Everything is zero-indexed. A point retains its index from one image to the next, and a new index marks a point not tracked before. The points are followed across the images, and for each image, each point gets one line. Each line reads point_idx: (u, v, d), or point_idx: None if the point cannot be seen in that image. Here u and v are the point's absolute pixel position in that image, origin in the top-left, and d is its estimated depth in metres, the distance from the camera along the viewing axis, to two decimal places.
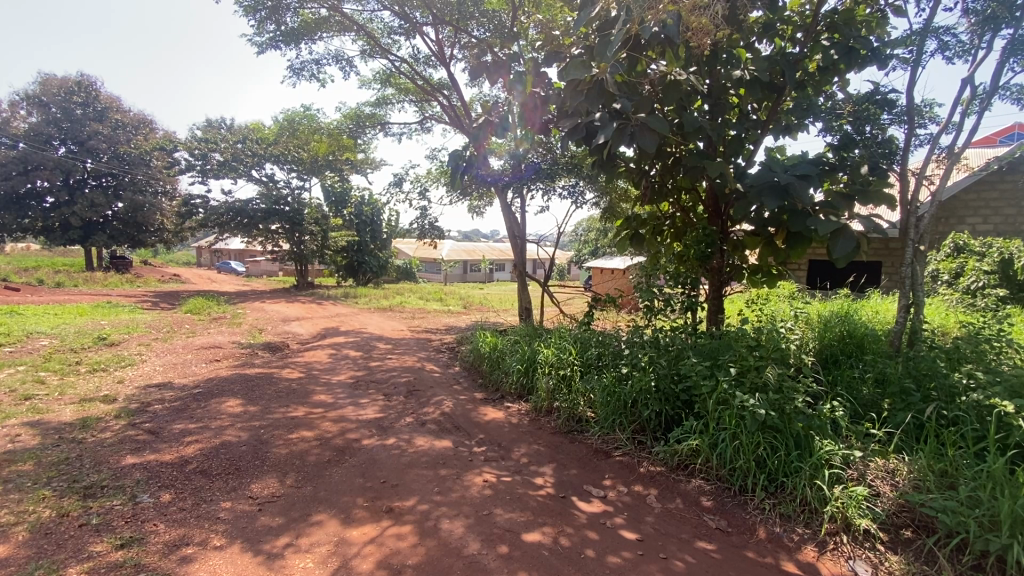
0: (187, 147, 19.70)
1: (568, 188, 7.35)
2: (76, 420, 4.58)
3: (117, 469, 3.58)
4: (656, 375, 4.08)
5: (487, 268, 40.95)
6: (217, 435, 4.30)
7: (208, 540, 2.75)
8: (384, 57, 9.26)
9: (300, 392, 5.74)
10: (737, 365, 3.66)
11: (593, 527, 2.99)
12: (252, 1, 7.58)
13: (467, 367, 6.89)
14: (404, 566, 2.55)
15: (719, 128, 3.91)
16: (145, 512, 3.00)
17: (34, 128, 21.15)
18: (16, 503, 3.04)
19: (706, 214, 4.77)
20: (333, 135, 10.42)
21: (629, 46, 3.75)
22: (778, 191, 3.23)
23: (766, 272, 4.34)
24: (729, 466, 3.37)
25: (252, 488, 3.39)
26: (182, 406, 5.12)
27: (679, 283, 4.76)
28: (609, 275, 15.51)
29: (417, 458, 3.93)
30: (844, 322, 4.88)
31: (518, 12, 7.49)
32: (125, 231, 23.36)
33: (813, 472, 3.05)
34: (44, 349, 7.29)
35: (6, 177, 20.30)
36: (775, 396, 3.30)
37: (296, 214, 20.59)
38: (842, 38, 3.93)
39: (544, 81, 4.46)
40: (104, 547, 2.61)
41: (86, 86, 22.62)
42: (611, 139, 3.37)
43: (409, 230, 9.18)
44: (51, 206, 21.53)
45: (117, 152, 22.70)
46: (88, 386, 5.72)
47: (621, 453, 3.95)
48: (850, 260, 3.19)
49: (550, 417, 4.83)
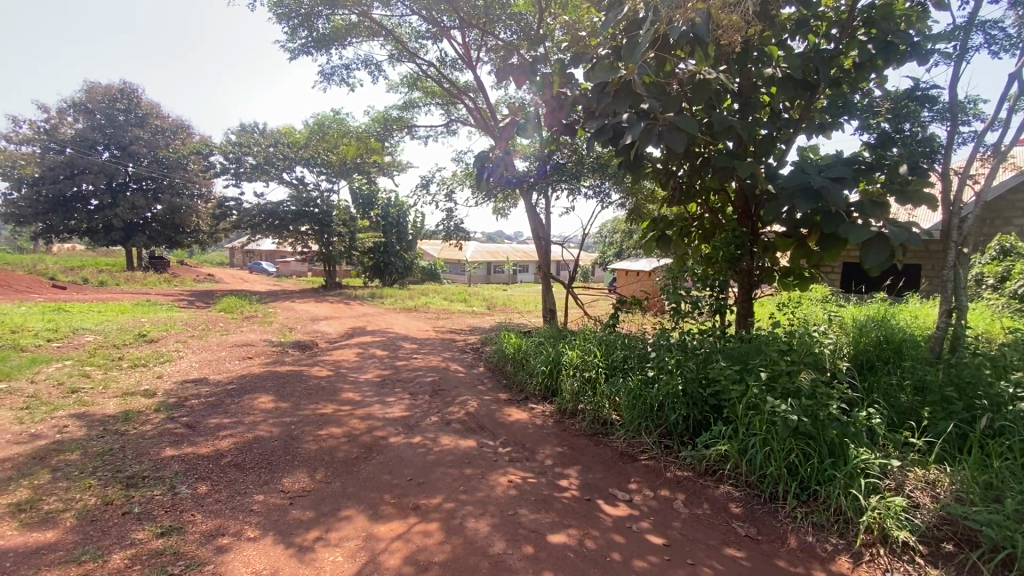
0: (222, 151, 20.36)
1: (593, 188, 7.25)
2: (119, 414, 4.77)
3: (157, 461, 3.73)
4: (683, 378, 4.01)
5: (511, 270, 41.00)
6: (250, 430, 4.43)
7: (242, 531, 2.83)
8: (412, 61, 9.38)
9: (329, 389, 5.86)
10: (769, 369, 3.57)
11: (619, 531, 2.96)
12: (285, 9, 7.79)
13: (491, 367, 6.93)
14: (430, 564, 2.57)
15: (750, 126, 3.84)
16: (183, 503, 3.12)
17: (80, 133, 22.19)
18: (64, 490, 3.20)
19: (735, 214, 4.71)
20: (361, 138, 10.57)
21: (657, 47, 3.71)
22: (810, 194, 3.15)
23: (798, 274, 4.26)
24: (760, 472, 3.30)
25: (283, 482, 3.48)
26: (216, 401, 5.28)
27: (707, 286, 4.65)
28: (634, 276, 15.31)
29: (442, 457, 3.97)
30: (880, 327, 4.72)
31: (545, 13, 7.47)
32: (164, 232, 24.31)
33: (848, 481, 2.96)
34: (89, 345, 7.63)
35: (55, 180, 21.42)
36: (809, 402, 3.22)
37: (325, 215, 21.06)
38: (879, 33, 3.83)
39: (571, 82, 4.36)
40: (146, 535, 2.73)
41: (128, 92, 23.66)
42: (638, 140, 3.35)
43: (436, 231, 9.22)
44: (95, 208, 22.53)
45: (157, 156, 23.63)
46: (129, 381, 5.97)
47: (647, 457, 3.92)
48: (883, 268, 3.01)
49: (574, 419, 4.81)
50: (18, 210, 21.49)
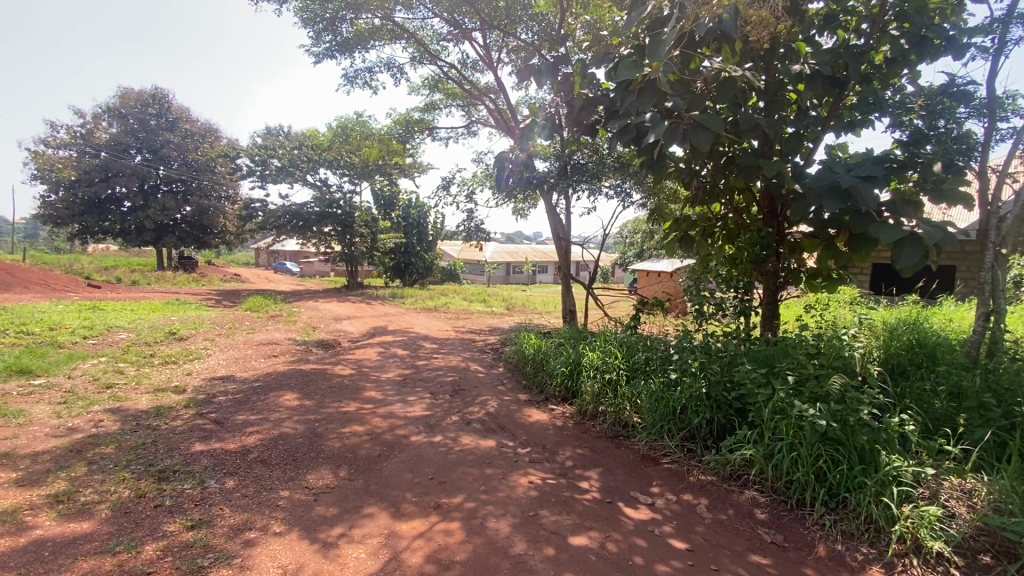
0: (248, 154, 20.82)
1: (614, 188, 7.11)
2: (151, 409, 4.93)
3: (187, 455, 3.84)
4: (707, 382, 3.94)
5: (531, 270, 40.95)
6: (275, 427, 4.52)
7: (268, 526, 2.89)
8: (433, 63, 9.45)
9: (351, 388, 5.95)
10: (796, 373, 3.49)
11: (641, 535, 2.93)
12: (310, 14, 7.94)
13: (511, 367, 6.93)
14: (452, 562, 2.59)
15: (777, 124, 3.77)
16: (211, 497, 3.20)
17: (114, 138, 23.02)
18: (99, 482, 3.31)
19: (760, 215, 4.64)
20: (383, 140, 10.71)
21: (682, 44, 3.66)
22: (839, 194, 3.07)
23: (826, 276, 4.15)
24: (787, 479, 3.23)
25: (308, 478, 3.54)
26: (243, 398, 5.41)
27: (732, 288, 4.53)
28: (655, 277, 15.14)
29: (463, 457, 3.98)
30: (913, 330, 4.57)
31: (566, 13, 7.43)
32: (192, 233, 25.01)
33: (879, 489, 2.87)
34: (122, 342, 7.90)
35: (90, 183, 22.22)
36: (838, 407, 3.14)
37: (347, 216, 21.38)
38: (912, 26, 3.69)
39: (592, 82, 4.33)
40: (177, 527, 2.81)
41: (160, 97, 24.42)
42: (662, 139, 3.31)
43: (456, 232, 9.26)
44: (128, 210, 23.28)
45: (186, 159, 24.32)
46: (161, 377, 6.16)
47: (669, 460, 3.87)
48: (916, 269, 2.91)
49: (595, 421, 4.78)
50: (56, 212, 22.34)
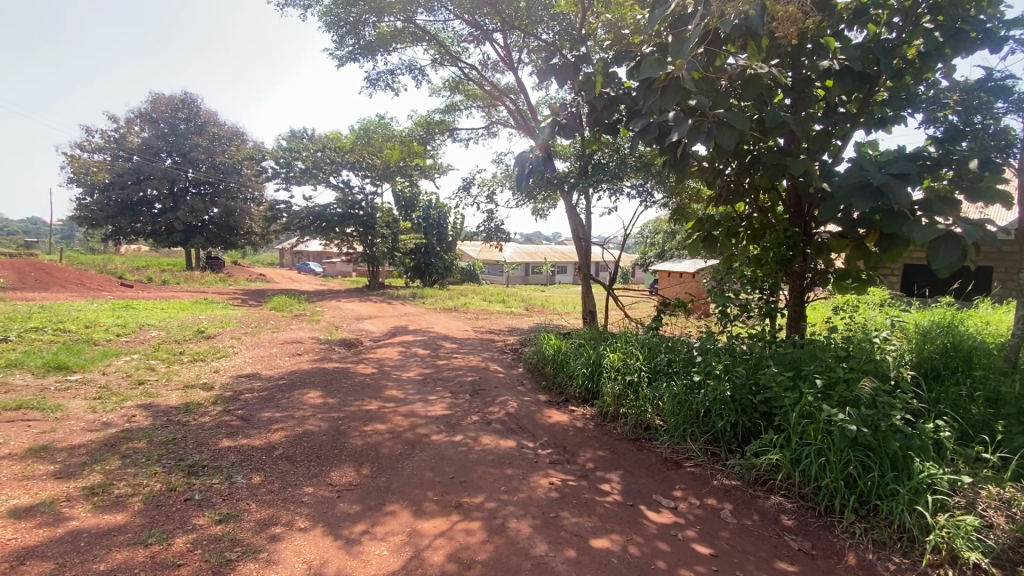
0: (273, 156, 21.24)
1: (636, 187, 6.96)
2: (181, 405, 5.07)
3: (216, 451, 3.93)
4: (732, 384, 3.87)
5: (549, 270, 40.85)
6: (300, 424, 4.60)
7: (293, 521, 2.95)
8: (454, 64, 9.50)
9: (373, 386, 6.02)
10: (825, 377, 3.41)
11: (663, 538, 2.90)
12: (334, 18, 8.07)
13: (530, 367, 6.93)
14: (473, 562, 2.60)
15: (804, 122, 3.70)
16: (239, 492, 3.27)
17: (146, 142, 23.78)
18: (132, 476, 3.42)
19: (787, 214, 4.55)
20: (404, 142, 10.81)
21: (707, 41, 3.61)
22: (870, 192, 2.98)
23: (856, 276, 4.04)
24: (815, 485, 3.15)
25: (331, 475, 3.59)
26: (268, 395, 5.52)
27: (757, 288, 4.40)
28: (676, 278, 14.93)
29: (483, 456, 3.99)
30: (947, 333, 4.41)
31: (587, 13, 7.38)
32: (220, 234, 25.66)
33: (912, 497, 2.78)
34: (153, 340, 8.14)
35: (123, 186, 22.98)
36: (868, 412, 3.05)
37: (369, 217, 21.68)
38: (947, 19, 3.59)
39: (614, 81, 4.29)
40: (206, 521, 2.88)
41: (189, 102, 25.12)
42: (686, 137, 3.26)
43: (477, 233, 9.28)
44: (159, 212, 23.99)
45: (214, 162, 24.95)
46: (190, 374, 6.33)
47: (692, 464, 3.82)
48: (952, 269, 2.81)
49: (616, 423, 4.74)
50: (92, 214, 23.15)
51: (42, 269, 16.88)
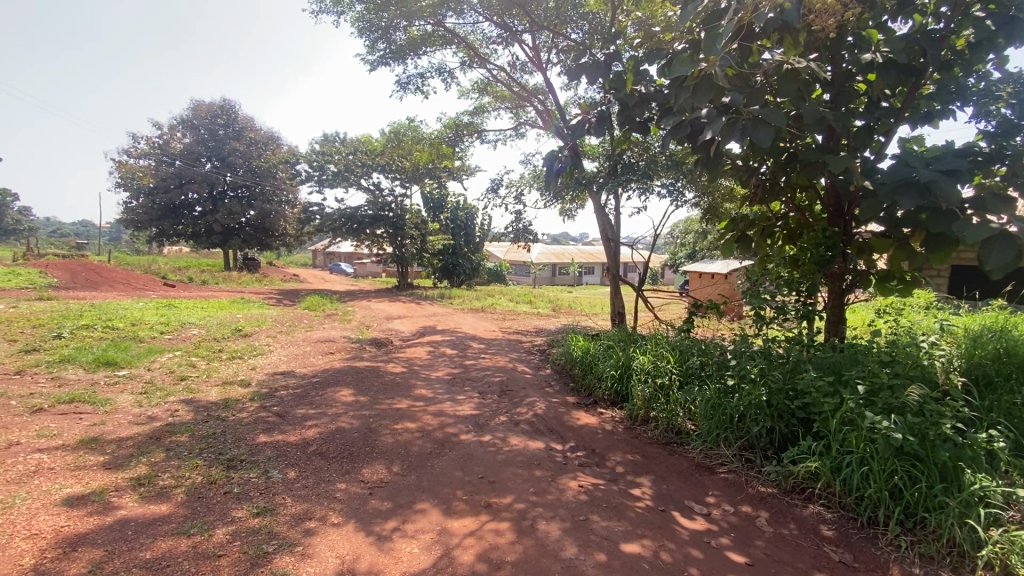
0: (307, 159, 21.80)
1: (666, 187, 6.84)
2: (220, 401, 5.25)
3: (253, 446, 4.06)
4: (768, 389, 3.76)
5: (577, 271, 40.60)
6: (333, 421, 4.71)
7: (327, 517, 3.01)
8: (482, 66, 9.56)
9: (403, 385, 6.11)
10: (868, 383, 3.27)
11: (696, 545, 2.84)
12: (366, 24, 8.24)
13: (558, 368, 6.89)
14: (503, 562, 2.60)
15: (844, 117, 3.55)
16: (275, 486, 3.37)
17: (188, 147, 24.79)
18: (176, 468, 3.56)
19: (825, 213, 4.40)
20: (433, 145, 10.96)
21: (742, 36, 3.52)
22: (916, 190, 2.85)
23: (900, 278, 3.86)
24: (857, 494, 3.03)
25: (363, 472, 3.66)
26: (303, 392, 5.67)
27: (793, 290, 4.24)
28: (707, 279, 14.61)
29: (512, 457, 4.00)
30: (1001, 338, 4.17)
31: (617, 11, 7.30)
32: (256, 236, 26.51)
33: (963, 510, 2.65)
34: (194, 337, 8.47)
35: (167, 190, 24.00)
36: (915, 420, 2.91)
37: (398, 219, 22.03)
38: (1000, 7, 3.40)
39: (645, 79, 4.22)
40: (244, 513, 2.98)
41: (228, 109, 26.05)
42: (719, 135, 3.17)
43: (505, 233, 9.31)
44: (199, 214, 24.93)
45: (251, 166, 25.78)
46: (229, 371, 6.56)
47: (726, 470, 3.73)
48: (1007, 270, 2.66)
49: (646, 427, 4.67)
50: (137, 217, 24.24)
51: (92, 269, 17.77)
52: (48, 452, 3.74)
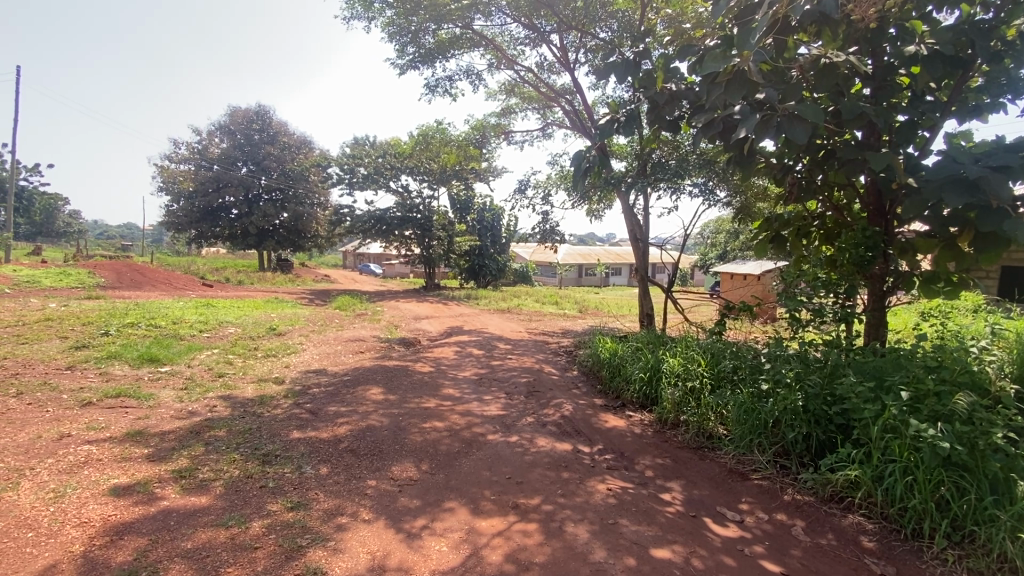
0: (338, 163, 22.24)
1: (697, 186, 6.71)
2: (256, 397, 5.42)
3: (287, 442, 4.16)
4: (804, 394, 3.64)
5: (604, 271, 40.26)
6: (363, 419, 4.79)
7: (358, 513, 3.07)
8: (510, 67, 9.58)
9: (431, 385, 6.17)
10: (912, 389, 3.13)
11: (729, 553, 2.77)
12: (396, 28, 8.36)
13: (585, 370, 6.84)
14: (531, 564, 2.60)
15: (886, 112, 3.42)
16: (308, 481, 3.45)
17: (225, 153, 25.69)
18: (215, 462, 3.69)
19: (865, 213, 4.24)
20: (461, 147, 11.05)
21: (777, 30, 3.44)
22: (965, 187, 2.73)
23: (946, 280, 3.68)
24: (900, 505, 2.91)
25: (393, 470, 3.72)
26: (334, 390, 5.79)
27: (830, 292, 4.09)
28: (738, 281, 14.26)
29: (539, 459, 3.99)
30: None
31: (647, 9, 7.21)
32: (289, 237, 27.25)
33: (1016, 524, 2.52)
34: (231, 335, 8.77)
35: (205, 194, 24.90)
36: (964, 429, 2.78)
37: (426, 220, 22.28)
38: None
39: (676, 77, 4.16)
40: (279, 507, 3.06)
41: (263, 114, 26.87)
42: (753, 132, 3.08)
43: (532, 234, 9.29)
44: (235, 217, 25.76)
45: (284, 169, 26.51)
46: (264, 369, 6.77)
47: (760, 476, 3.63)
48: None
49: (676, 431, 4.59)
50: (178, 220, 25.23)
51: (136, 269, 18.63)
52: (97, 444, 3.93)
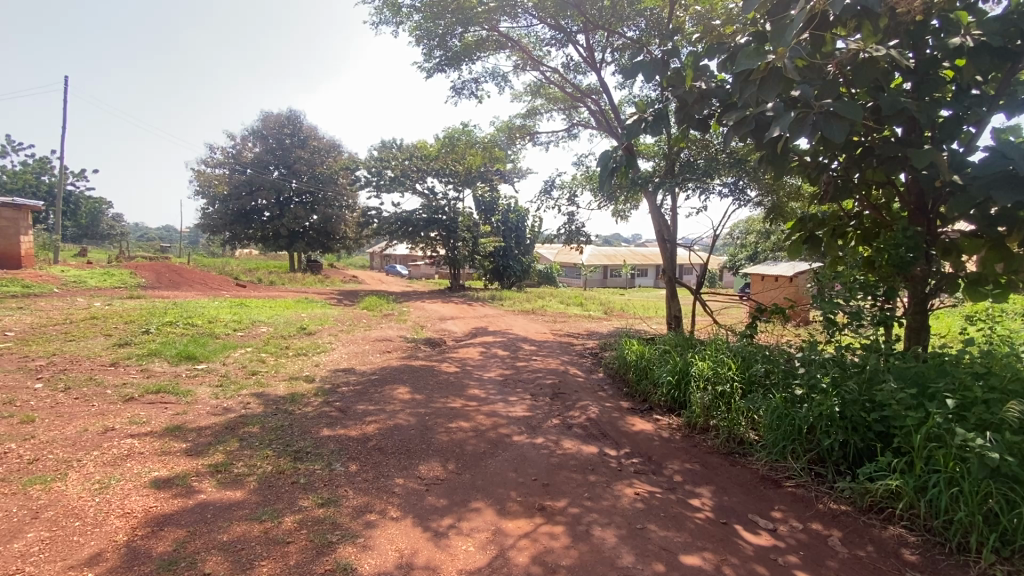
0: (366, 165, 22.58)
1: (727, 185, 6.56)
2: (287, 395, 5.56)
3: (317, 439, 4.25)
4: (841, 400, 3.52)
5: (629, 272, 39.85)
6: (391, 418, 4.86)
7: (386, 510, 3.11)
8: (536, 68, 9.56)
9: (457, 385, 6.20)
10: (957, 397, 3.00)
11: (761, 562, 2.70)
12: (424, 32, 8.46)
13: (611, 372, 6.78)
14: (558, 567, 2.58)
15: (929, 107, 3.29)
16: (338, 478, 3.52)
17: (257, 157, 26.43)
18: (249, 457, 3.80)
19: (906, 212, 4.08)
20: (487, 148, 11.10)
21: (813, 25, 3.34)
22: (1015, 184, 2.60)
23: (993, 282, 3.52)
24: (945, 518, 2.78)
25: (420, 469, 3.75)
26: (362, 389, 5.89)
27: (868, 294, 3.94)
28: (770, 282, 13.87)
29: (565, 461, 3.96)
30: None
31: (676, 6, 7.10)
32: (318, 239, 27.86)
33: None
34: (263, 334, 9.01)
35: (239, 197, 25.67)
36: (1015, 439, 2.64)
37: (451, 222, 22.47)
38: None
39: (706, 74, 4.09)
40: (310, 503, 3.13)
41: (294, 119, 27.54)
42: (787, 131, 3.00)
43: (557, 235, 9.26)
44: (267, 219, 26.45)
45: (314, 173, 27.12)
46: (295, 367, 6.93)
47: (794, 484, 3.53)
48: None
49: (706, 436, 4.51)
50: (214, 222, 26.09)
51: (174, 270, 19.38)
52: (138, 438, 4.09)
